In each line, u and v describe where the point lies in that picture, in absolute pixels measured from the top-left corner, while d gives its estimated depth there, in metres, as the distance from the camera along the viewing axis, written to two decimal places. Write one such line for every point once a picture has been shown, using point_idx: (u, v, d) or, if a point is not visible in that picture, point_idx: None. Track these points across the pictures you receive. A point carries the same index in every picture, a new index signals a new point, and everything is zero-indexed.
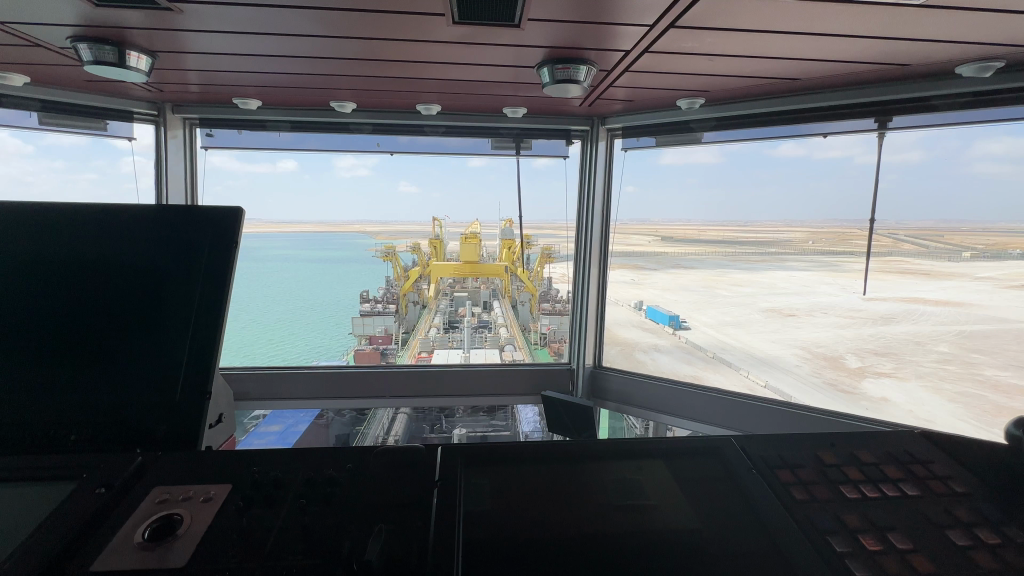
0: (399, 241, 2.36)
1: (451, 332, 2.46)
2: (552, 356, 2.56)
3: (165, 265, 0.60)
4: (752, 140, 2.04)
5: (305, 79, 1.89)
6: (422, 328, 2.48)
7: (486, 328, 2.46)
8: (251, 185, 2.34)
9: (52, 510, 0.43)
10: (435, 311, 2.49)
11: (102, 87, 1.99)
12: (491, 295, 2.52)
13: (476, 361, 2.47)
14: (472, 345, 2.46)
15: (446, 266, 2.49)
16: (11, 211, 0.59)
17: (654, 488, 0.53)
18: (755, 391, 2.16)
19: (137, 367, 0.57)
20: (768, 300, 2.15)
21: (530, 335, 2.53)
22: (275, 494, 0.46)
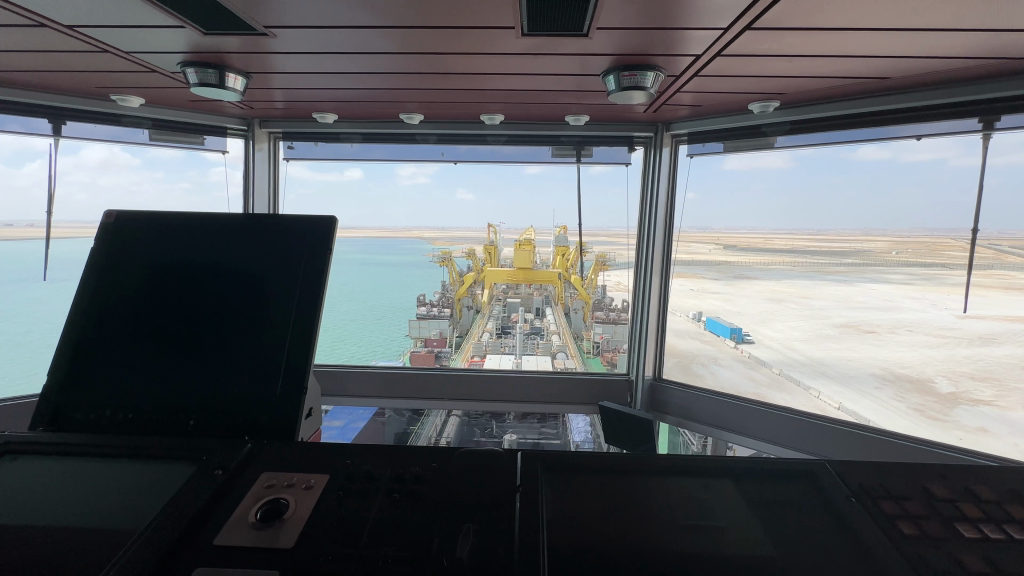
0: (455, 247, 2.41)
1: (503, 338, 2.48)
2: (604, 365, 2.51)
3: (269, 269, 0.65)
4: (827, 144, 1.94)
5: (377, 93, 2.01)
6: (476, 333, 2.53)
7: (537, 335, 2.47)
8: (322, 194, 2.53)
9: (176, 492, 0.48)
10: (488, 316, 2.55)
11: (202, 106, 2.21)
12: (544, 302, 2.52)
13: (527, 367, 2.49)
14: (523, 351, 2.48)
15: (499, 273, 2.54)
16: (152, 220, 0.68)
17: (730, 511, 0.51)
18: (828, 412, 2.01)
19: (246, 359, 0.62)
20: (842, 314, 2.02)
21: (582, 343, 2.47)
22: (367, 487, 0.49)
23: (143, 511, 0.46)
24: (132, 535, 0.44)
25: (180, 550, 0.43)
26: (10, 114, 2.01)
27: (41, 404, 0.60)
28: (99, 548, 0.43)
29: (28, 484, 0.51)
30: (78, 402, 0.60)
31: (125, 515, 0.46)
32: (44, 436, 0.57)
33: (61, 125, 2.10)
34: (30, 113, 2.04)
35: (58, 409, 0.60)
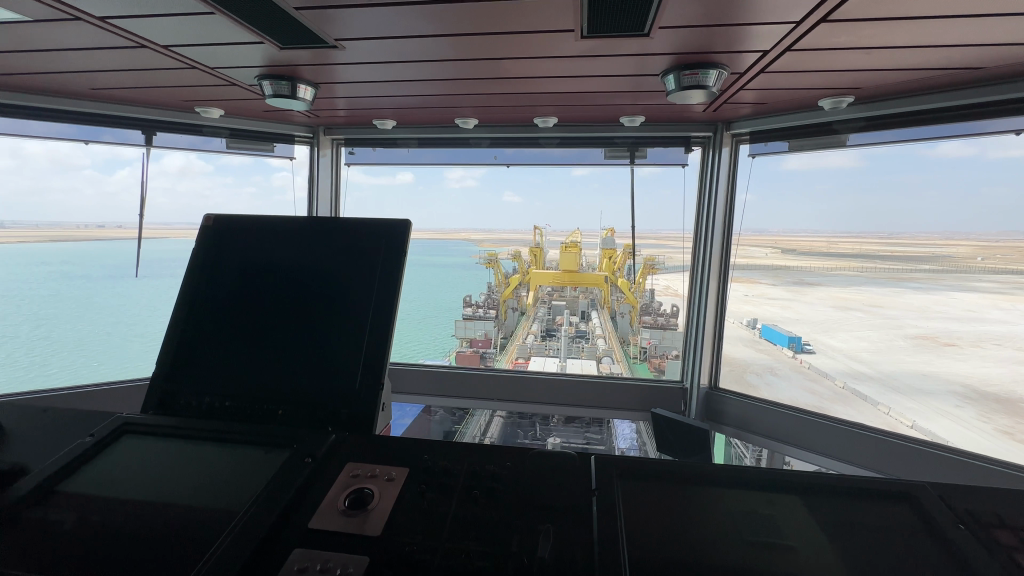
0: (501, 249, 2.46)
1: (548, 341, 2.45)
2: (651, 371, 2.43)
3: (349, 271, 0.69)
4: (902, 141, 1.80)
5: (432, 99, 2.07)
6: (520, 334, 2.51)
7: (583, 338, 2.43)
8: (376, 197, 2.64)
9: (271, 477, 0.51)
10: (533, 318, 2.51)
11: (274, 115, 2.36)
12: (590, 305, 2.49)
13: (572, 371, 2.46)
14: (568, 355, 2.46)
15: (546, 275, 2.50)
16: (247, 224, 0.74)
17: (800, 529, 0.49)
18: (897, 429, 1.86)
19: (328, 354, 0.65)
20: (918, 325, 1.86)
21: (628, 348, 2.41)
22: (445, 481, 0.51)
23: (242, 493, 0.50)
24: (234, 515, 0.47)
25: (276, 533, 0.46)
26: (104, 126, 2.23)
27: (151, 390, 0.66)
28: (206, 525, 0.46)
29: (143, 462, 0.56)
30: (181, 388, 0.66)
31: (226, 496, 0.50)
32: (154, 419, 0.63)
33: (152, 136, 2.31)
34: (127, 126, 2.25)
35: (166, 394, 0.66)
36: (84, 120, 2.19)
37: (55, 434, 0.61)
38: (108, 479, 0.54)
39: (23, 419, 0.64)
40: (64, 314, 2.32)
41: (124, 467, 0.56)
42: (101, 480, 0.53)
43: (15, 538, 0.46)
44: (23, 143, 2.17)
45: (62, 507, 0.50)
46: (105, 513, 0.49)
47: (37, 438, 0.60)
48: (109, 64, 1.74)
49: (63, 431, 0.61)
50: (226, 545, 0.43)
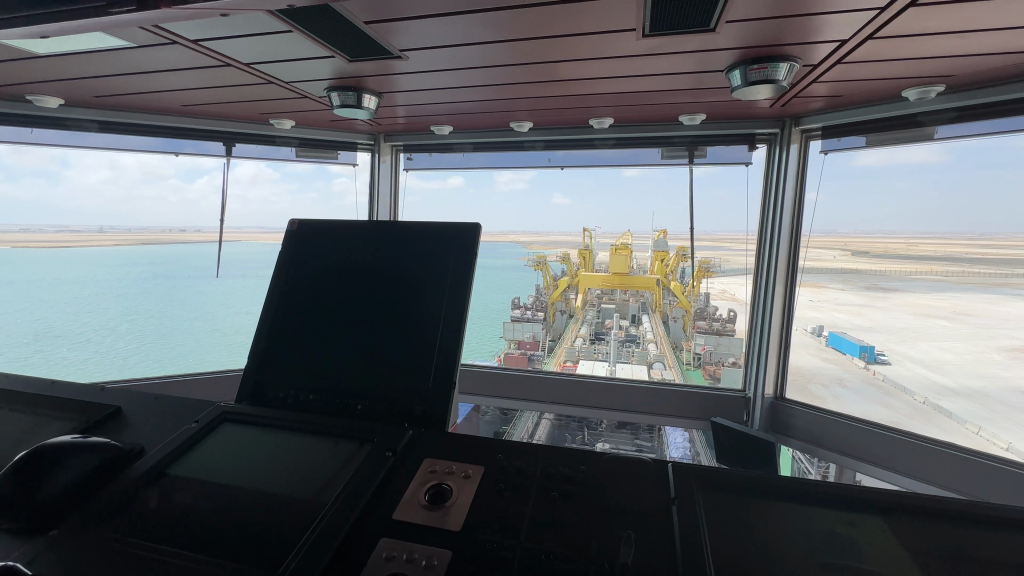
0: (550, 251, 2.42)
1: (597, 344, 2.40)
2: (705, 379, 2.35)
3: (423, 273, 0.71)
4: (997, 133, 1.62)
5: (487, 104, 2.11)
6: (568, 337, 2.47)
7: (633, 342, 2.36)
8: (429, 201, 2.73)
9: (353, 472, 0.54)
10: (581, 321, 2.45)
11: (340, 125, 2.49)
12: (640, 309, 2.39)
13: (622, 375, 2.41)
14: (618, 358, 2.41)
15: (594, 277, 2.43)
16: (328, 227, 0.78)
17: (877, 555, 0.44)
18: (988, 449, 1.69)
19: (403, 352, 0.68)
20: (1014, 336, 1.67)
21: (681, 354, 2.32)
22: (521, 482, 0.52)
23: (327, 486, 0.53)
24: (322, 506, 0.50)
25: (360, 525, 0.48)
26: (187, 139, 2.43)
27: (243, 382, 0.72)
28: (297, 515, 0.49)
29: (240, 450, 0.61)
30: (270, 382, 0.71)
31: (313, 488, 0.53)
32: (247, 409, 0.68)
33: (232, 147, 2.50)
34: (210, 138, 2.45)
35: (257, 387, 0.71)
36: (171, 134, 2.40)
37: (165, 421, 0.67)
38: (209, 465, 0.58)
39: (139, 404, 0.71)
40: (152, 310, 2.56)
41: (222, 454, 0.60)
42: (203, 466, 0.58)
43: (134, 516, 0.51)
44: (119, 156, 2.41)
45: (170, 489, 0.55)
46: (208, 498, 0.53)
47: (151, 423, 0.66)
48: (197, 82, 1.90)
49: (172, 417, 0.68)
50: (315, 537, 0.46)
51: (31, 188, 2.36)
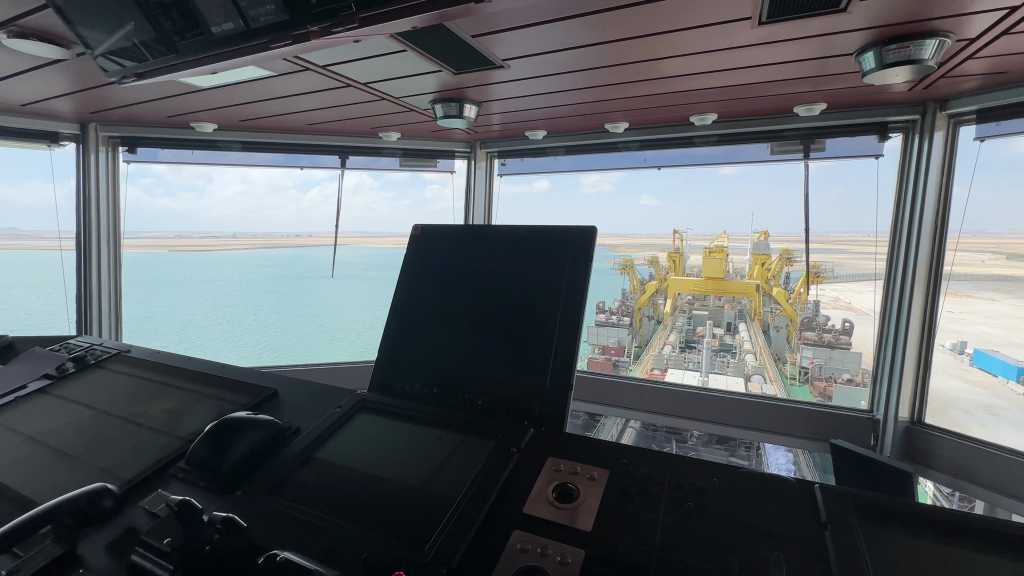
0: (638, 254, 2.31)
1: (688, 352, 2.27)
2: (813, 396, 2.12)
3: (539, 275, 0.73)
4: None
5: (581, 107, 2.11)
6: (656, 344, 2.35)
7: (728, 352, 2.20)
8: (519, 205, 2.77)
9: (479, 467, 0.57)
10: (670, 328, 2.31)
11: (440, 134, 2.63)
12: (737, 317, 2.20)
13: (715, 386, 2.26)
14: (710, 369, 2.26)
15: (685, 282, 2.31)
16: (451, 231, 0.83)
17: None
18: None
19: (522, 352, 0.70)
20: None
21: (783, 367, 2.14)
22: (650, 489, 0.51)
23: (455, 480, 0.56)
24: (453, 498, 0.53)
25: (490, 519, 0.50)
26: (304, 154, 2.72)
27: (375, 373, 0.78)
28: (430, 504, 0.53)
29: (378, 436, 0.67)
30: (397, 373, 0.77)
31: (443, 480, 0.56)
32: (380, 398, 0.74)
33: (345, 159, 2.76)
34: (327, 152, 2.72)
35: (386, 377, 0.77)
36: (292, 150, 2.71)
37: (314, 405, 0.76)
38: (351, 450, 0.65)
39: (290, 388, 0.81)
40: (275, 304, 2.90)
41: (361, 439, 0.66)
42: (346, 450, 0.65)
43: (296, 486, 0.58)
44: (249, 171, 2.76)
45: (321, 468, 0.61)
46: (352, 479, 0.58)
47: (302, 406, 0.76)
48: (320, 102, 2.12)
49: (320, 401, 0.76)
50: (449, 528, 0.49)
51: (183, 201, 2.71)
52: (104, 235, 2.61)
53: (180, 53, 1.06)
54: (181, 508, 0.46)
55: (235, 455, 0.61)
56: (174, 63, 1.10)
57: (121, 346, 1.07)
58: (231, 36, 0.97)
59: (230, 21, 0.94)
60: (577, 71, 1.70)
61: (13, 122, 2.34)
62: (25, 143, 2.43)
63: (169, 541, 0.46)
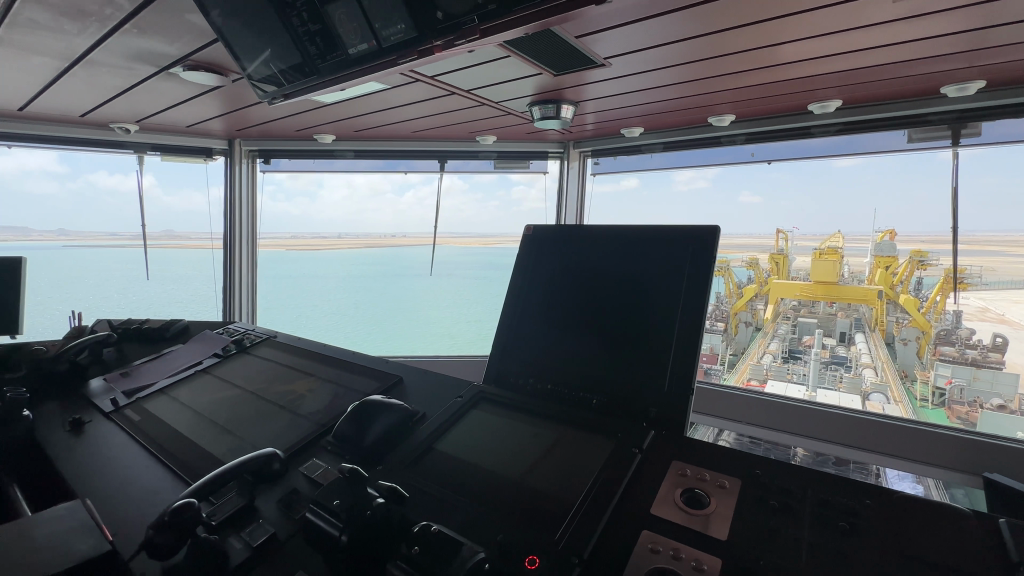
0: (735, 258, 2.01)
1: (792, 363, 2.05)
2: (951, 421, 1.83)
3: (656, 277, 0.72)
4: None
5: (682, 102, 2.01)
6: (754, 353, 2.12)
7: (841, 365, 1.95)
8: (614, 205, 2.73)
9: (601, 466, 0.57)
10: (771, 336, 2.08)
11: (535, 136, 2.66)
12: (853, 327, 1.95)
13: (826, 402, 2.05)
14: (818, 383, 2.04)
15: (789, 286, 2.07)
16: (564, 233, 0.84)
17: None
18: None
19: (639, 353, 0.69)
20: None
21: (912, 387, 1.84)
22: (790, 504, 0.48)
23: (578, 476, 0.57)
24: (577, 493, 0.54)
25: (616, 517, 0.50)
26: (402, 160, 2.91)
27: (490, 368, 0.82)
28: (555, 498, 0.54)
29: (495, 428, 0.70)
30: (512, 368, 0.80)
31: (564, 477, 0.57)
32: (496, 391, 0.78)
33: (445, 163, 2.90)
34: (428, 157, 2.88)
35: (500, 372, 0.81)
36: (395, 156, 2.91)
37: (437, 394, 0.82)
38: (473, 438, 0.68)
39: (413, 376, 0.89)
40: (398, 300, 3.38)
41: (481, 430, 0.70)
42: (468, 438, 0.69)
43: (428, 467, 0.63)
44: (355, 177, 3.02)
45: (448, 452, 0.66)
46: (476, 467, 0.62)
47: (427, 394, 0.82)
48: (425, 110, 2.26)
49: (441, 392, 0.82)
50: (576, 521, 0.50)
51: (299, 205, 3.05)
52: (245, 236, 3.04)
53: (320, 73, 1.19)
54: (349, 473, 0.53)
55: (373, 435, 0.68)
56: (314, 82, 1.24)
57: (270, 332, 1.23)
58: (364, 56, 1.07)
59: (364, 42, 1.04)
60: (683, 65, 1.63)
61: (180, 141, 2.78)
62: (186, 158, 2.88)
63: (336, 503, 0.53)
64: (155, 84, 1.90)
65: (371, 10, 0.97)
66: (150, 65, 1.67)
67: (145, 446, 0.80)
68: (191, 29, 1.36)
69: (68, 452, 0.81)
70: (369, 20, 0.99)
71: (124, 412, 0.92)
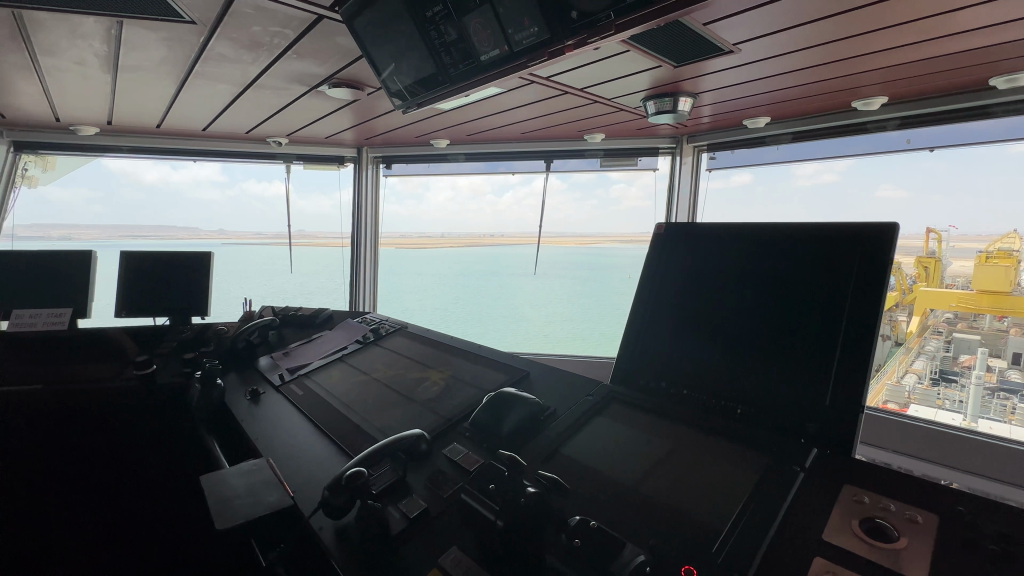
0: None
1: (944, 386, 1.76)
2: None
3: (814, 279, 0.64)
4: None
5: (819, 86, 1.80)
6: (892, 372, 1.87)
7: (1013, 393, 1.63)
8: (730, 203, 2.56)
9: (755, 484, 0.54)
10: (916, 353, 1.83)
11: (645, 132, 2.55)
12: None
13: (990, 434, 1.70)
14: (981, 413, 1.71)
15: (940, 296, 1.79)
16: (700, 230, 0.79)
17: None
18: None
19: (793, 363, 0.63)
20: None
21: None
22: (1011, 553, 0.41)
23: (728, 494, 0.54)
24: (728, 514, 0.51)
25: (780, 540, 0.47)
26: (512, 160, 3.00)
27: (619, 368, 0.81)
28: (706, 512, 0.52)
29: (629, 430, 0.69)
30: (641, 369, 0.78)
31: (712, 491, 0.55)
32: (628, 393, 0.77)
33: (551, 163, 2.94)
34: (536, 158, 2.94)
35: (630, 373, 0.79)
36: (503, 158, 3.00)
37: (566, 392, 0.83)
38: (606, 439, 0.68)
39: (540, 373, 0.92)
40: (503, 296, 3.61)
41: (614, 431, 0.70)
42: (601, 438, 0.69)
43: (564, 463, 0.64)
44: (465, 178, 3.20)
45: (581, 450, 0.67)
46: (614, 468, 0.62)
47: (556, 392, 0.84)
48: (536, 111, 2.29)
49: (570, 390, 0.84)
50: (733, 543, 0.47)
51: (408, 206, 3.28)
52: (368, 236, 3.30)
53: (451, 80, 1.27)
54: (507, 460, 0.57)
55: (508, 426, 0.72)
56: (446, 89, 1.32)
57: (401, 323, 1.34)
58: (496, 61, 1.11)
59: (496, 48, 1.08)
60: (829, 47, 1.45)
61: (319, 151, 3.14)
62: (324, 166, 3.23)
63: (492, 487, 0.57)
64: (303, 102, 2.17)
65: (506, 17, 1.01)
66: (303, 85, 1.91)
67: (309, 419, 0.92)
68: (340, 50, 1.52)
69: (252, 416, 0.96)
70: (503, 26, 1.03)
71: (289, 387, 1.07)
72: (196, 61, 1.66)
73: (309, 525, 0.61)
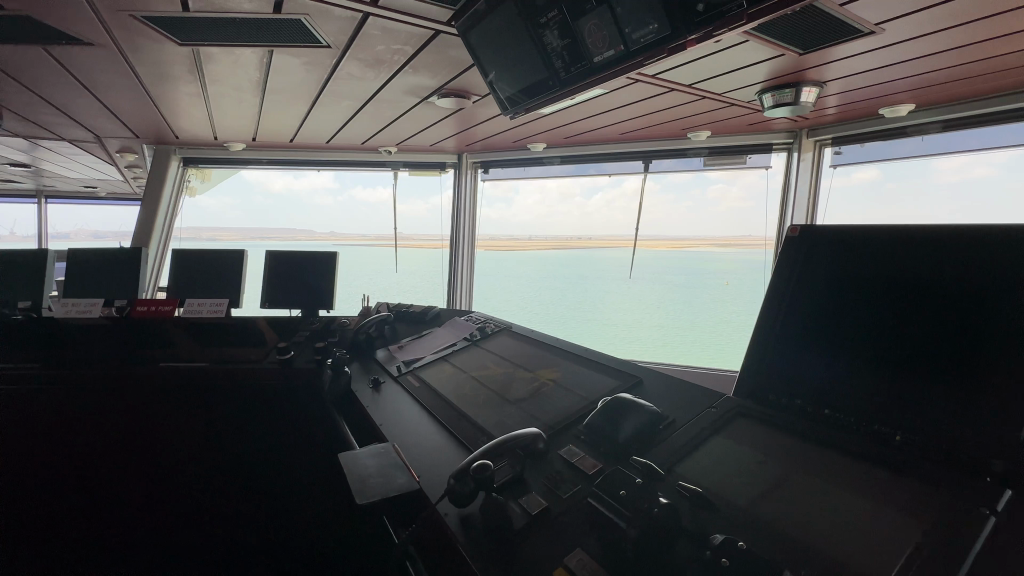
0: None
1: None
2: None
3: (996, 289, 0.54)
4: None
5: (985, 65, 1.53)
6: None
7: None
8: (857, 202, 2.29)
9: (923, 530, 0.48)
10: None
11: (758, 127, 2.36)
12: None
13: None
14: None
15: None
16: (843, 234, 0.71)
17: None
18: None
19: (969, 387, 0.53)
20: None
21: None
22: None
23: (888, 537, 0.48)
24: (892, 563, 0.46)
25: None
26: (609, 161, 2.95)
27: (747, 383, 0.75)
28: (862, 556, 0.47)
29: (760, 450, 0.64)
30: (771, 384, 0.72)
31: (868, 531, 0.49)
32: (758, 410, 0.71)
33: (649, 163, 2.86)
34: (635, 159, 2.87)
35: (760, 388, 0.73)
36: (599, 160, 2.97)
37: (685, 402, 0.80)
38: (734, 457, 0.64)
39: (654, 380, 0.89)
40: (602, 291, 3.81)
41: (742, 449, 0.65)
42: (728, 456, 0.65)
43: (687, 478, 0.62)
44: (559, 181, 3.22)
45: (705, 466, 0.63)
46: (746, 490, 0.58)
47: (673, 402, 0.81)
48: (639, 111, 2.22)
49: (689, 400, 0.80)
50: None
51: (497, 209, 3.40)
52: (465, 238, 3.43)
53: (561, 83, 1.27)
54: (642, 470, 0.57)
55: (627, 432, 0.71)
56: (553, 94, 1.33)
57: (506, 322, 1.37)
58: (610, 62, 1.10)
59: (611, 48, 1.07)
60: (1003, 20, 1.23)
61: (423, 158, 3.34)
62: (427, 172, 3.45)
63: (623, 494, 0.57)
64: (414, 113, 2.32)
65: (624, 16, 1.00)
66: (415, 96, 2.04)
67: (426, 411, 0.97)
68: (452, 61, 1.60)
69: (375, 404, 1.04)
70: (621, 26, 1.02)
71: (406, 378, 1.15)
72: (328, 81, 1.85)
73: (436, 510, 0.65)
